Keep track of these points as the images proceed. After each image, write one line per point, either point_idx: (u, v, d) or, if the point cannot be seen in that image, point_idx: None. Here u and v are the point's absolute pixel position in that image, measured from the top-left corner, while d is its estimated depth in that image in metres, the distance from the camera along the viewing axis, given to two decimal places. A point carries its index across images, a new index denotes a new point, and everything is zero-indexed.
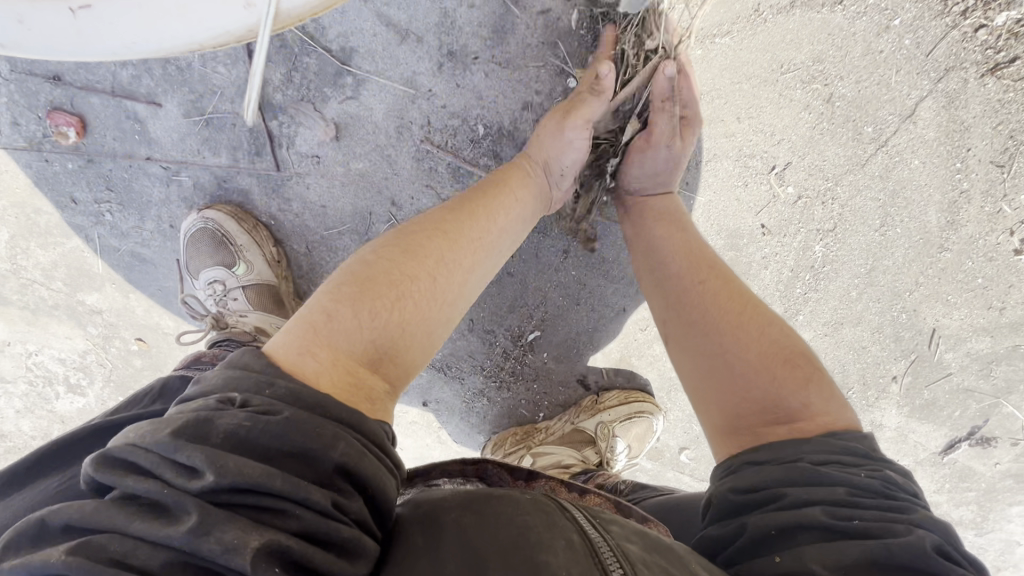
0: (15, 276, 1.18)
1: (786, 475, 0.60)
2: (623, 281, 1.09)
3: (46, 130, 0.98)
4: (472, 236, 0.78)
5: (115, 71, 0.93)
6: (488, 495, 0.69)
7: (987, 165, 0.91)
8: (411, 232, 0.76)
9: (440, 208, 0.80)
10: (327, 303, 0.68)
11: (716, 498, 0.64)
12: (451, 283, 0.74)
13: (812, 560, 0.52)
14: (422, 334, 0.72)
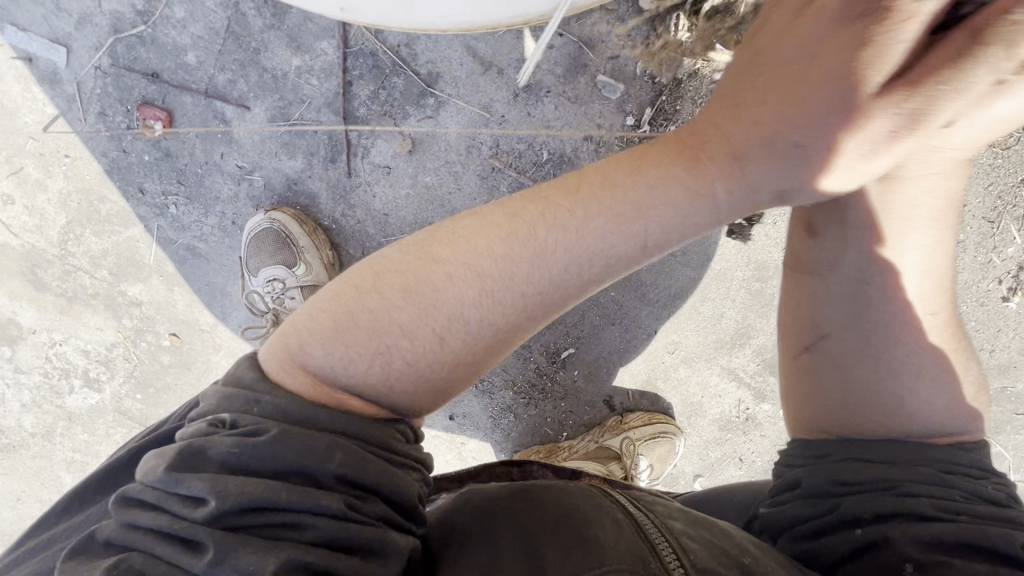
0: (61, 262, 1.18)
1: (898, 464, 0.57)
2: (656, 304, 1.17)
3: (132, 122, 1.04)
4: (567, 274, 0.54)
5: (212, 74, 1.01)
6: (528, 483, 0.67)
7: (979, 221, 1.05)
8: (428, 256, 0.54)
9: (524, 207, 0.56)
10: (306, 332, 0.54)
11: (805, 477, 0.60)
12: (461, 343, 0.54)
13: (894, 530, 0.53)
14: (421, 392, 0.55)
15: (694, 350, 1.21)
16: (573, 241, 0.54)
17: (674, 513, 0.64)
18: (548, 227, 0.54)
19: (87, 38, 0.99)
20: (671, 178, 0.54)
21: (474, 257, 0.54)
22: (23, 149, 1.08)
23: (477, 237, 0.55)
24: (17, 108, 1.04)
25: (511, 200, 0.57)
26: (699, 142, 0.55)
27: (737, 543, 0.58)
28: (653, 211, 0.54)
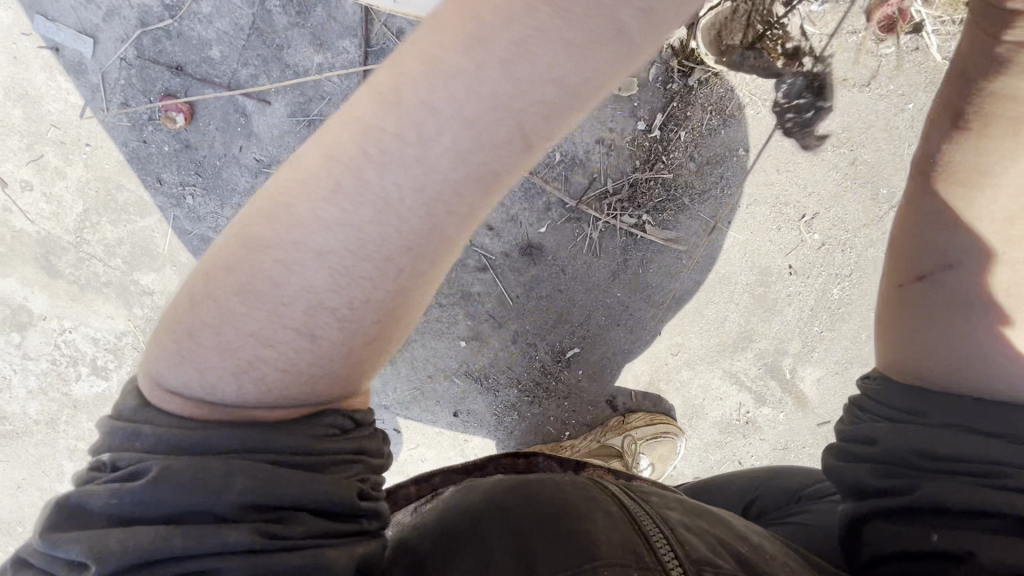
0: (76, 250, 1.20)
1: (1004, 457, 0.53)
2: (661, 306, 1.19)
3: (154, 113, 1.06)
4: (448, 197, 0.45)
5: (236, 69, 1.03)
6: (522, 478, 0.66)
7: None
8: (251, 240, 0.46)
9: (348, 145, 0.45)
10: (153, 362, 0.46)
11: (886, 443, 0.58)
12: (338, 294, 0.46)
13: (980, 542, 0.49)
14: (310, 380, 0.46)
15: (697, 352, 1.23)
16: (431, 170, 0.44)
17: (675, 504, 0.65)
18: (380, 167, 0.44)
19: (114, 30, 1.01)
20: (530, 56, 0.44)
21: (306, 233, 0.45)
22: (44, 136, 1.09)
23: (299, 206, 0.45)
24: (40, 96, 1.06)
25: (328, 142, 0.47)
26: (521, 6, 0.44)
27: (730, 534, 0.60)
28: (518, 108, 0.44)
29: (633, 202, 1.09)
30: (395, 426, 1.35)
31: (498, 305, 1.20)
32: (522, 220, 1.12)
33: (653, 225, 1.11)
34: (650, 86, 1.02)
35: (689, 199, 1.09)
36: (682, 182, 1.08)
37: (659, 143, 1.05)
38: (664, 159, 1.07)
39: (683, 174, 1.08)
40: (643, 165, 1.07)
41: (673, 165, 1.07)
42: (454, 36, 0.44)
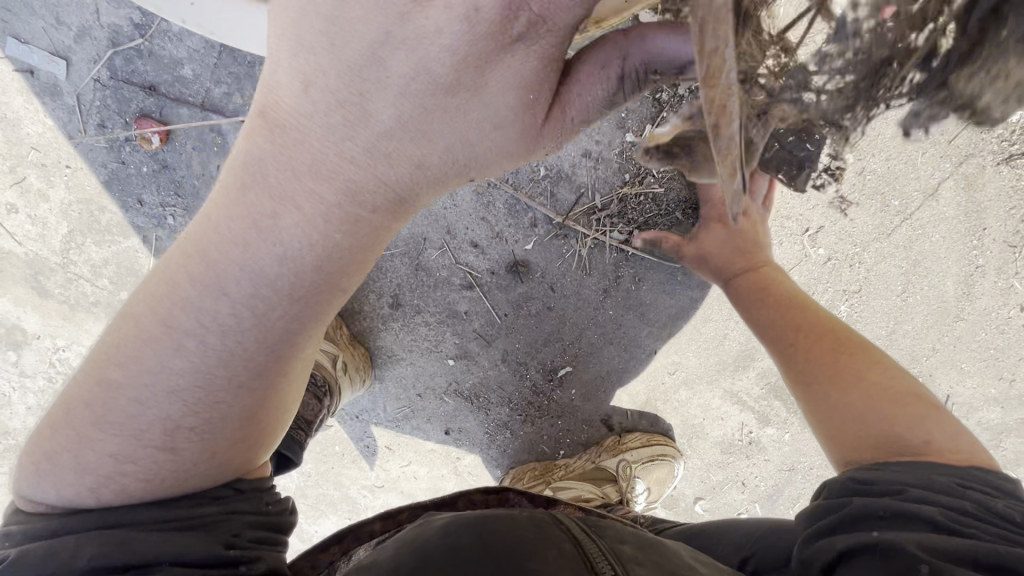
0: (63, 270, 1.19)
1: (916, 480, 0.59)
2: (656, 324, 1.13)
3: (130, 134, 1.04)
4: (270, 342, 0.50)
5: (209, 87, 1.01)
6: (474, 515, 0.63)
7: (1002, 246, 0.98)
8: (102, 378, 0.50)
9: (173, 303, 0.49)
10: (32, 481, 0.51)
11: (832, 485, 0.64)
12: (203, 410, 0.50)
13: (910, 541, 0.54)
14: (167, 469, 0.50)
15: (696, 371, 1.17)
16: (250, 324, 0.49)
17: (626, 537, 0.64)
18: (208, 301, 0.48)
19: (86, 50, 0.99)
20: (325, 232, 0.48)
21: (149, 378, 0.49)
22: (25, 159, 1.09)
23: (141, 352, 0.49)
24: (19, 119, 1.06)
25: (157, 285, 0.50)
26: (295, 152, 0.46)
27: (676, 564, 0.61)
28: (321, 277, 0.50)
29: (623, 216, 1.03)
30: (386, 443, 1.31)
31: (486, 323, 1.16)
32: (508, 237, 1.07)
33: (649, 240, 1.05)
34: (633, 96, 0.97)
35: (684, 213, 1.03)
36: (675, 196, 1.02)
37: None
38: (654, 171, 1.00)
39: (675, 188, 1.01)
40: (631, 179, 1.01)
41: (666, 180, 1.01)
42: (240, 216, 0.47)
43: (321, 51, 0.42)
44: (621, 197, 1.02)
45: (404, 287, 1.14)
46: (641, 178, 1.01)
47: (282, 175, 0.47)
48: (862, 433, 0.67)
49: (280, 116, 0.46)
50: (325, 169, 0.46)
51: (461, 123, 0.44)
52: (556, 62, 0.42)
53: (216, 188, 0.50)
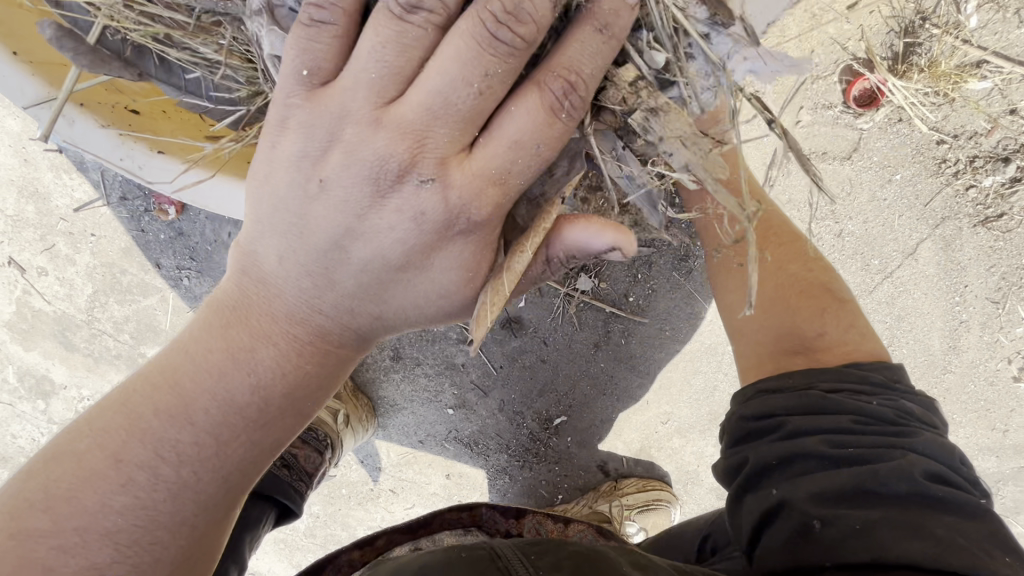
0: (88, 327, 1.27)
1: (800, 407, 0.70)
2: (646, 375, 1.16)
3: (149, 205, 1.12)
4: (224, 476, 0.52)
5: None
6: (412, 563, 0.63)
7: (984, 301, 1.00)
8: (14, 532, 0.47)
9: (129, 436, 0.49)
10: None
11: (734, 426, 0.75)
12: (141, 548, 0.49)
13: (803, 489, 0.65)
14: None
15: (688, 420, 1.20)
16: (208, 456, 0.50)
17: (563, 555, 0.65)
18: (168, 434, 0.50)
19: None
20: (292, 375, 0.52)
21: (95, 519, 0.48)
22: (55, 228, 1.17)
23: (83, 489, 0.48)
24: (49, 193, 1.14)
25: (107, 419, 0.50)
26: (263, 299, 0.51)
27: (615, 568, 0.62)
28: (284, 416, 0.53)
29: (609, 277, 1.07)
30: (391, 486, 1.34)
31: (483, 374, 1.20)
32: None
33: (639, 298, 1.09)
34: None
35: (674, 276, 1.07)
36: (662, 260, 1.06)
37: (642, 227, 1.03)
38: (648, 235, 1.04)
39: (666, 248, 1.05)
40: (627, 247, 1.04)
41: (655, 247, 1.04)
42: (216, 348, 0.51)
43: (299, 230, 0.49)
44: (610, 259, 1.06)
45: (404, 343, 1.20)
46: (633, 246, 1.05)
47: (262, 315, 0.52)
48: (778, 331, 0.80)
49: (262, 275, 0.52)
50: (296, 319, 0.52)
51: (404, 294, 0.51)
52: (484, 252, 0.50)
53: (190, 322, 0.54)
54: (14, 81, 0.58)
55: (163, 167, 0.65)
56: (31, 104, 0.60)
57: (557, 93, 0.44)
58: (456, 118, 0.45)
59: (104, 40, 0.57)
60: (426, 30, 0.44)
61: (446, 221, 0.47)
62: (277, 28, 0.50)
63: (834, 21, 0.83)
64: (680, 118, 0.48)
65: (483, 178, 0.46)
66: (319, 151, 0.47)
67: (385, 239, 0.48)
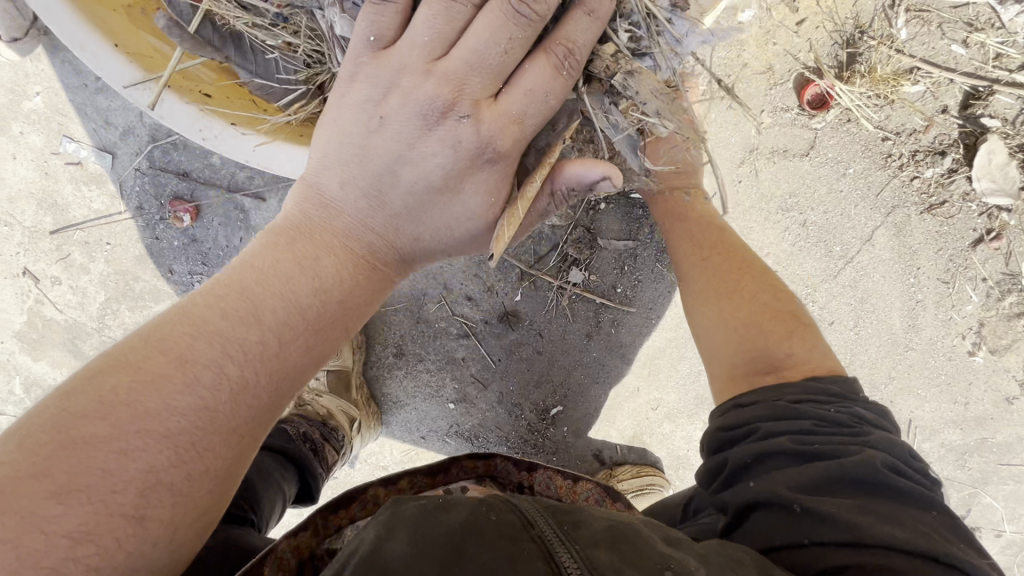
0: (98, 334, 1.31)
1: (767, 413, 0.75)
2: (637, 363, 1.24)
3: (165, 214, 1.19)
4: (287, 377, 0.52)
5: (234, 172, 1.15)
6: (444, 515, 0.59)
7: (936, 282, 1.10)
8: (75, 437, 0.44)
9: (197, 338, 0.49)
10: None
11: (711, 437, 0.80)
12: (205, 447, 0.47)
13: (780, 485, 0.68)
14: (137, 546, 0.44)
15: (677, 405, 1.27)
16: (273, 355, 0.51)
17: (598, 530, 0.60)
18: (240, 331, 0.50)
19: (129, 145, 1.14)
20: (349, 286, 0.57)
21: (158, 417, 0.45)
22: (71, 239, 1.23)
23: (145, 390, 0.46)
24: (68, 204, 1.20)
25: (174, 323, 0.49)
26: (322, 219, 0.57)
27: (648, 542, 0.59)
28: (343, 321, 0.57)
29: (597, 269, 1.16)
30: None
31: (482, 367, 1.27)
32: (500, 290, 1.20)
33: (626, 289, 1.17)
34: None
35: (657, 269, 1.16)
36: (647, 254, 1.15)
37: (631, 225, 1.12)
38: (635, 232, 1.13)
39: (650, 242, 1.14)
40: (616, 242, 1.14)
41: (642, 242, 1.14)
42: (284, 256, 0.54)
43: (359, 159, 0.57)
44: (600, 252, 1.14)
45: (407, 339, 1.26)
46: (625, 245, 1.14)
47: (324, 231, 0.57)
48: (749, 350, 0.84)
49: (323, 200, 0.58)
50: (352, 236, 0.58)
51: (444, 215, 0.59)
52: (505, 181, 0.58)
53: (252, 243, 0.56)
54: (115, 65, 0.64)
55: (235, 138, 0.69)
56: (129, 84, 0.66)
57: (561, 55, 0.54)
58: (487, 72, 0.54)
59: (203, 29, 0.65)
60: (466, 7, 0.53)
61: (476, 153, 0.55)
62: (347, 15, 0.59)
63: (786, 35, 0.95)
64: (651, 79, 0.60)
65: (506, 119, 0.54)
66: (379, 95, 0.55)
67: (428, 166, 0.56)
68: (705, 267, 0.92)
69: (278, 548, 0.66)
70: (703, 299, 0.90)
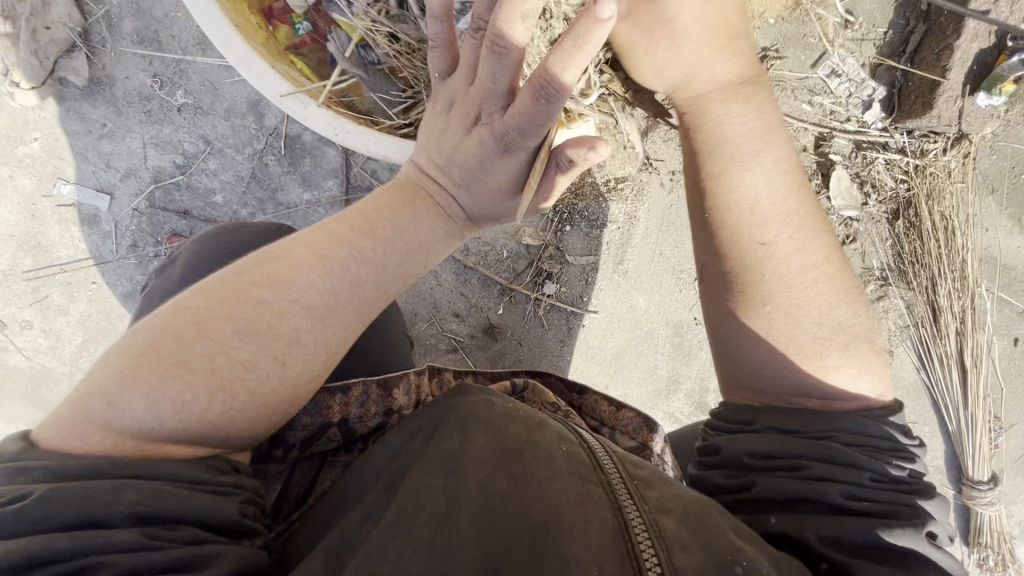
0: (69, 379, 1.27)
1: (816, 454, 0.69)
2: (604, 362, 1.44)
3: (161, 251, 1.23)
4: (382, 287, 0.67)
5: (236, 209, 1.24)
6: (515, 429, 0.74)
7: None
8: (249, 297, 0.60)
9: (330, 244, 0.64)
10: (135, 387, 0.54)
11: (729, 451, 0.74)
12: (320, 323, 0.62)
13: (814, 533, 0.64)
14: (277, 382, 0.60)
15: (639, 398, 1.47)
16: (379, 263, 0.66)
17: (664, 494, 0.68)
18: (358, 244, 0.65)
19: (129, 187, 1.21)
20: (437, 233, 0.73)
21: (302, 295, 0.61)
22: (52, 279, 1.23)
23: (294, 273, 0.62)
24: (53, 245, 1.22)
25: (316, 235, 0.66)
26: (421, 180, 0.74)
27: (733, 539, 0.63)
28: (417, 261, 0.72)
29: (567, 282, 1.37)
30: None
31: None
32: (483, 305, 1.36)
33: (592, 297, 1.39)
34: None
35: (615, 280, 1.39)
36: (606, 267, 1.38)
37: (593, 244, 1.36)
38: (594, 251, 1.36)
39: (607, 257, 1.37)
40: (581, 258, 1.36)
41: (602, 258, 1.37)
42: (392, 200, 0.71)
43: (435, 139, 0.72)
44: (567, 266, 1.36)
45: None
46: (588, 261, 1.37)
47: (417, 189, 0.73)
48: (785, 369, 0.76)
49: (413, 171, 0.75)
50: (433, 194, 0.73)
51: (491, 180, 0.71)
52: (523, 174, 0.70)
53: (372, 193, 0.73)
54: (272, 79, 0.77)
55: (363, 137, 0.79)
56: (283, 93, 0.77)
57: (539, 88, 0.59)
58: (500, 93, 0.64)
59: (355, 53, 0.86)
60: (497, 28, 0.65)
61: (496, 151, 0.68)
62: None
63: None
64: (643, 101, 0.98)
65: (511, 133, 0.64)
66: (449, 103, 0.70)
67: (469, 156, 0.69)
68: (715, 261, 0.80)
69: (411, 377, 0.84)
70: (715, 306, 0.80)
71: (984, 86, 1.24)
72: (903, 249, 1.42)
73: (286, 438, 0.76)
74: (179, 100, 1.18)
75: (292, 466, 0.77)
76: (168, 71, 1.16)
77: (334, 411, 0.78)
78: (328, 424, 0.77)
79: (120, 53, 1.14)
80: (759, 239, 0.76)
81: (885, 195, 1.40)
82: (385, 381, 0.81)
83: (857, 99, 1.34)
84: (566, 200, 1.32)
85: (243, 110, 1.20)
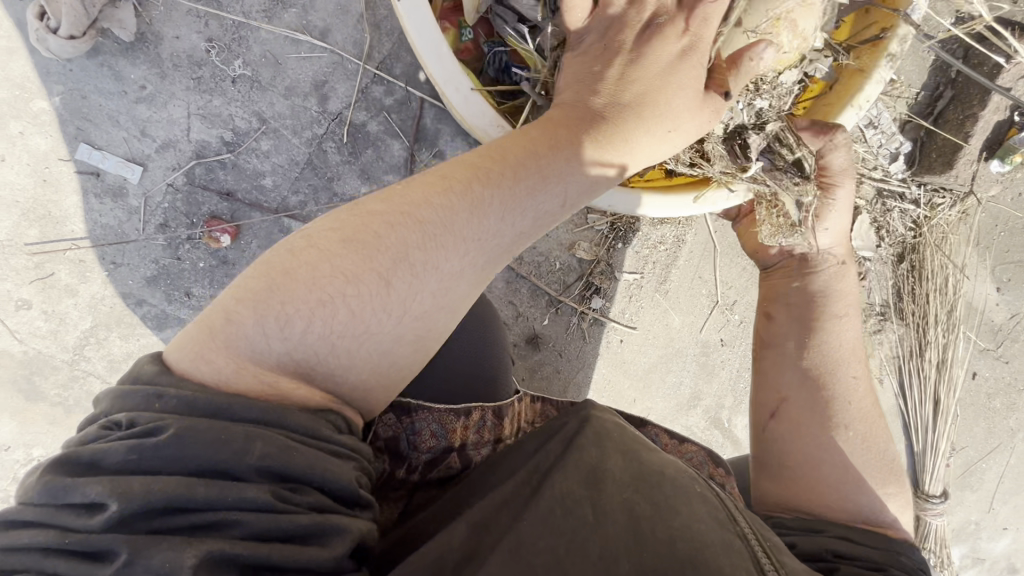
0: (70, 368, 1.13)
1: (890, 561, 0.77)
2: (635, 377, 1.48)
3: (196, 234, 1.11)
4: (495, 208, 0.66)
5: (286, 196, 1.13)
6: (652, 467, 0.70)
7: None
8: (365, 218, 0.64)
9: (441, 173, 0.67)
10: (254, 298, 0.59)
11: (813, 547, 0.78)
12: (424, 241, 0.63)
13: None
14: (377, 310, 0.62)
15: (662, 411, 1.52)
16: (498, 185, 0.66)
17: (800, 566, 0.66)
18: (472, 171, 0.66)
19: (166, 159, 1.07)
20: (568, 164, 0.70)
21: (412, 211, 0.63)
22: (60, 256, 1.08)
23: (408, 194, 0.65)
24: (66, 217, 1.07)
25: (437, 169, 0.68)
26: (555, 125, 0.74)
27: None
28: (545, 197, 0.69)
29: (609, 297, 1.40)
30: None
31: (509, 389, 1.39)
32: (530, 315, 1.36)
33: (631, 313, 1.43)
34: (597, 216, 1.33)
35: (654, 299, 1.43)
36: (648, 285, 1.42)
37: (641, 265, 1.39)
38: (640, 270, 1.40)
39: (652, 276, 1.41)
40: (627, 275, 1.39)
41: (646, 277, 1.41)
42: (525, 139, 0.71)
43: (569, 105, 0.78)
44: (614, 282, 1.39)
45: None
46: (636, 279, 1.40)
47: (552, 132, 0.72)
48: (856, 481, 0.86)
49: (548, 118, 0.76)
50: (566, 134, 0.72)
51: (629, 125, 0.75)
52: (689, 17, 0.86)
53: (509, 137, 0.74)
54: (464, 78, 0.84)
55: None
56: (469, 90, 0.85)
57: None
58: None
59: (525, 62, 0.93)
60: None
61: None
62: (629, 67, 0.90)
63: None
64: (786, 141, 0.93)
65: None
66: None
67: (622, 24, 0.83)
68: (804, 396, 0.90)
69: (515, 407, 0.93)
70: (797, 428, 0.89)
71: (999, 154, 1.42)
72: (903, 290, 1.58)
73: (408, 458, 0.81)
74: (236, 70, 1.06)
75: (410, 493, 0.82)
76: (225, 36, 1.05)
77: (455, 435, 0.84)
78: (449, 448, 0.83)
79: (172, 10, 1.02)
80: (853, 373, 0.90)
81: (893, 239, 1.54)
82: (498, 410, 0.90)
83: (886, 150, 1.44)
84: (625, 218, 1.34)
85: (307, 90, 1.10)
